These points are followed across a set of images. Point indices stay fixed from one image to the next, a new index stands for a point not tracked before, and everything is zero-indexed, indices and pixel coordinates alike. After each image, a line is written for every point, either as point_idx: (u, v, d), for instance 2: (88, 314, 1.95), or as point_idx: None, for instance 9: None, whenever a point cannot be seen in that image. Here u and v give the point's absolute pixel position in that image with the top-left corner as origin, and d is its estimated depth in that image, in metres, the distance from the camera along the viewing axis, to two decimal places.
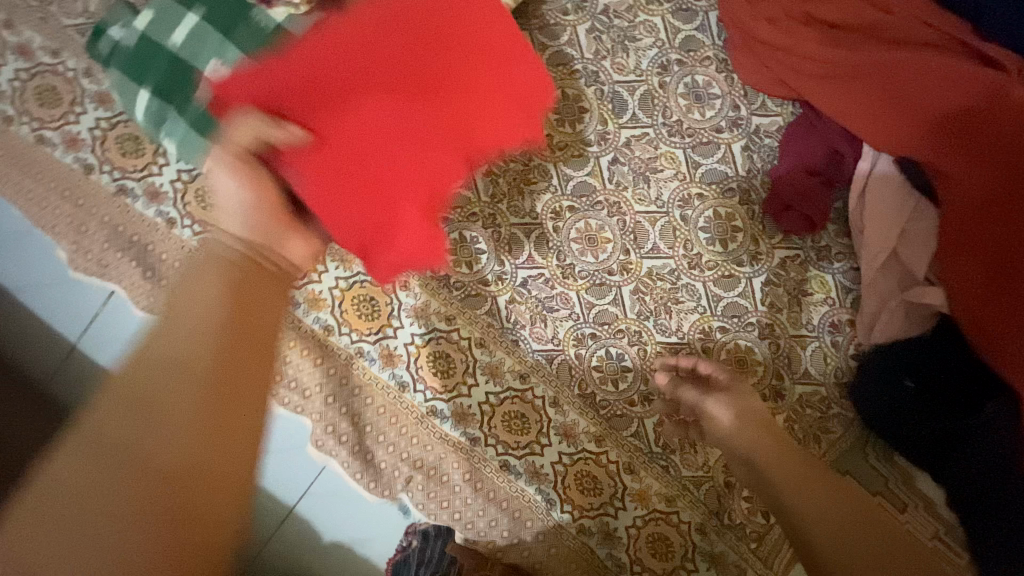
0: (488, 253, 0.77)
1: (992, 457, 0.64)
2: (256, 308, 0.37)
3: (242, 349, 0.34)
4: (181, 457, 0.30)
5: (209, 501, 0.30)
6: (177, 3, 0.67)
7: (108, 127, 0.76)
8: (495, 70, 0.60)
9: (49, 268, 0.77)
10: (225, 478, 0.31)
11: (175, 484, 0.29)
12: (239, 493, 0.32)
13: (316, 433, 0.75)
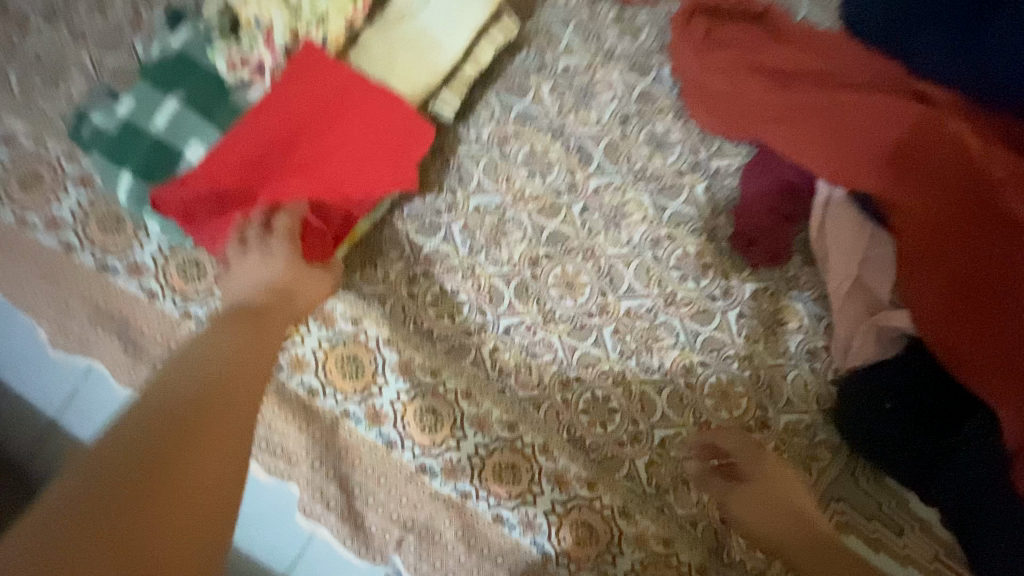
0: (469, 303, 0.78)
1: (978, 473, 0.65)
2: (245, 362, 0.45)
3: (238, 367, 0.43)
4: (197, 486, 0.35)
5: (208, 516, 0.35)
6: (156, 89, 0.70)
7: (89, 206, 0.77)
8: (362, 114, 0.69)
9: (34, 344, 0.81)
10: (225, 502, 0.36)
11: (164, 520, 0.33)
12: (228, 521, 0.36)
13: (304, 499, 0.74)
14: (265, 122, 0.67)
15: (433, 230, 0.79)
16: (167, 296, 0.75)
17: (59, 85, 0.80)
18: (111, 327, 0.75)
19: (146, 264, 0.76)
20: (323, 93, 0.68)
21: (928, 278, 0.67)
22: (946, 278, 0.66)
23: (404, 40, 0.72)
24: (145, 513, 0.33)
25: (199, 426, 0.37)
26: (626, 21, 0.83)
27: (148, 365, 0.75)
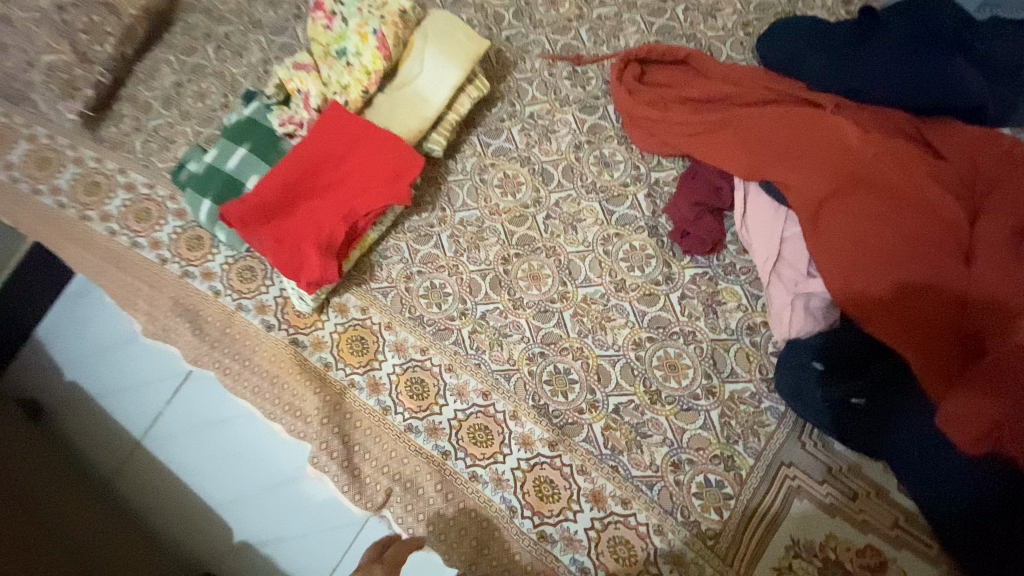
0: (453, 294, 0.96)
1: None
2: None
3: None
4: None
5: None
6: (231, 142, 0.99)
7: (182, 231, 1.05)
8: (367, 152, 0.93)
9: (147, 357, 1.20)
10: None
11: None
12: None
13: (313, 450, 0.90)
14: (298, 162, 0.92)
15: (426, 238, 1.00)
16: (228, 292, 1.00)
17: (167, 148, 1.11)
18: (184, 316, 1.00)
19: (216, 270, 1.02)
20: (341, 139, 0.93)
21: (837, 247, 0.77)
22: (849, 247, 0.76)
23: (404, 99, 0.97)
24: None
25: None
26: (579, 74, 1.05)
27: (208, 345, 0.97)
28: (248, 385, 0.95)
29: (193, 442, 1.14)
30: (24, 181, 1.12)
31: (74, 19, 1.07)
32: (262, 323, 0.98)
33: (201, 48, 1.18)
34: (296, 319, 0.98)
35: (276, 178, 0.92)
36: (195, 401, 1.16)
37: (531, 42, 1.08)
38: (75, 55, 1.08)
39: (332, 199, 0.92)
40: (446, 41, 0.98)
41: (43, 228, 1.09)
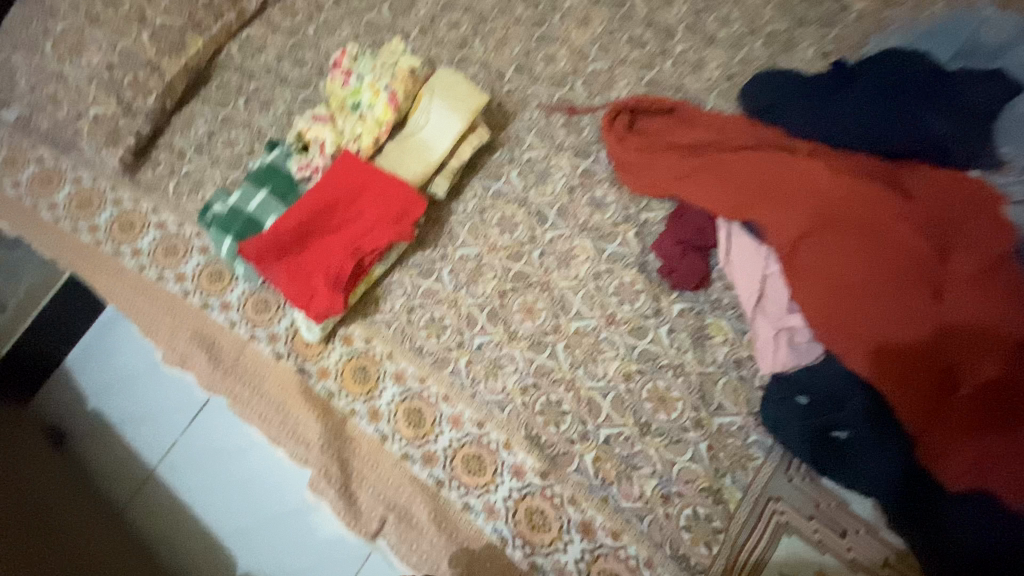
0: (452, 326, 1.01)
1: None
2: None
3: None
4: None
5: None
6: (253, 185, 1.09)
7: (204, 265, 1.14)
8: (375, 195, 1.01)
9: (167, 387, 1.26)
10: None
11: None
12: None
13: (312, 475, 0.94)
14: (312, 204, 1.00)
15: (428, 273, 1.06)
16: (243, 323, 1.07)
17: (197, 191, 1.22)
18: (201, 344, 1.06)
19: (233, 302, 1.09)
20: (351, 182, 1.02)
21: (820, 286, 0.81)
22: (832, 286, 0.80)
23: (412, 146, 1.06)
24: None
25: None
26: (574, 123, 1.13)
27: (221, 373, 1.04)
28: (256, 411, 1.01)
29: (203, 471, 1.18)
30: (66, 220, 1.23)
31: (121, 77, 1.21)
32: (272, 352, 1.04)
33: (232, 102, 1.30)
34: (304, 349, 1.04)
35: (291, 218, 1.00)
36: (209, 430, 1.21)
37: (530, 95, 1.17)
38: (120, 108, 1.21)
39: (342, 237, 0.99)
40: (451, 95, 1.07)
41: (77, 261, 1.19)
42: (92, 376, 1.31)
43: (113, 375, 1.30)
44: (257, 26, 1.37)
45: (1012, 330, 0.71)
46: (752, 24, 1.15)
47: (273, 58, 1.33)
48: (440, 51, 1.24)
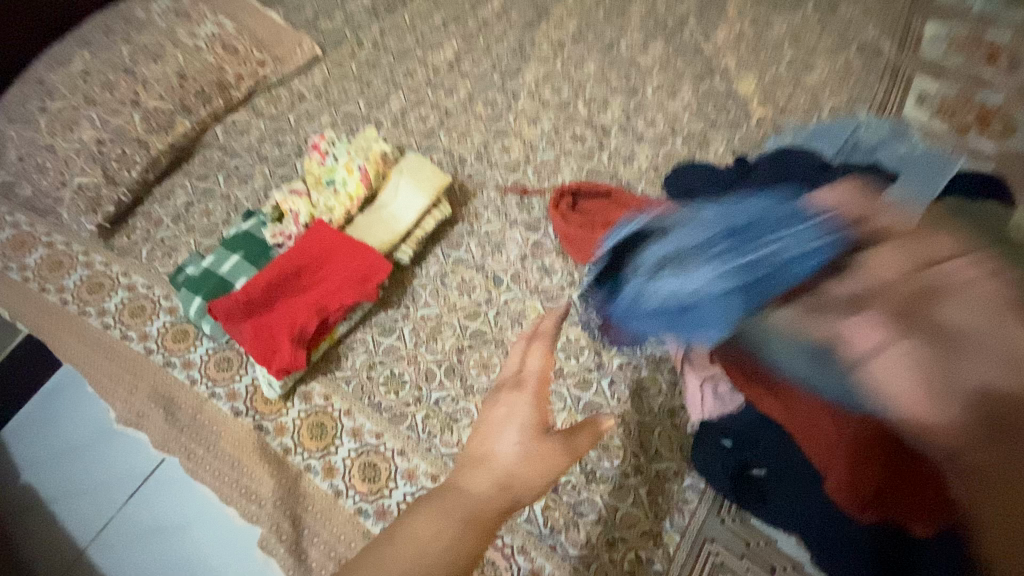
0: (410, 382, 1.07)
1: None
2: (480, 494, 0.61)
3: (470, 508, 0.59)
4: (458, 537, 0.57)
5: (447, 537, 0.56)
6: (228, 250, 1.16)
7: (170, 325, 1.18)
8: (343, 259, 1.10)
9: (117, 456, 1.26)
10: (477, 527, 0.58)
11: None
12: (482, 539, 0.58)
13: (263, 533, 0.95)
14: (281, 266, 1.08)
15: (390, 332, 1.13)
16: (204, 381, 1.10)
17: (170, 255, 1.28)
18: (159, 402, 1.08)
19: (196, 360, 1.12)
20: (321, 248, 1.11)
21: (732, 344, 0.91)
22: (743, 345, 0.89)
23: (380, 218, 1.17)
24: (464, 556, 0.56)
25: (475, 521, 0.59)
26: (526, 202, 1.29)
27: (177, 429, 1.05)
28: (209, 469, 1.01)
29: (138, 547, 1.16)
30: (35, 282, 1.28)
31: (109, 151, 1.31)
32: (231, 409, 1.06)
33: (213, 175, 1.40)
34: (263, 406, 1.06)
35: (260, 279, 1.07)
36: (154, 502, 1.21)
37: (488, 177, 1.33)
38: (104, 179, 1.30)
39: (307, 298, 1.07)
40: (416, 175, 1.21)
41: (43, 320, 1.22)
42: (29, 440, 1.28)
43: (54, 439, 1.28)
44: (243, 111, 1.52)
45: None
46: (674, 125, 1.37)
47: (255, 139, 1.46)
48: (409, 139, 1.41)
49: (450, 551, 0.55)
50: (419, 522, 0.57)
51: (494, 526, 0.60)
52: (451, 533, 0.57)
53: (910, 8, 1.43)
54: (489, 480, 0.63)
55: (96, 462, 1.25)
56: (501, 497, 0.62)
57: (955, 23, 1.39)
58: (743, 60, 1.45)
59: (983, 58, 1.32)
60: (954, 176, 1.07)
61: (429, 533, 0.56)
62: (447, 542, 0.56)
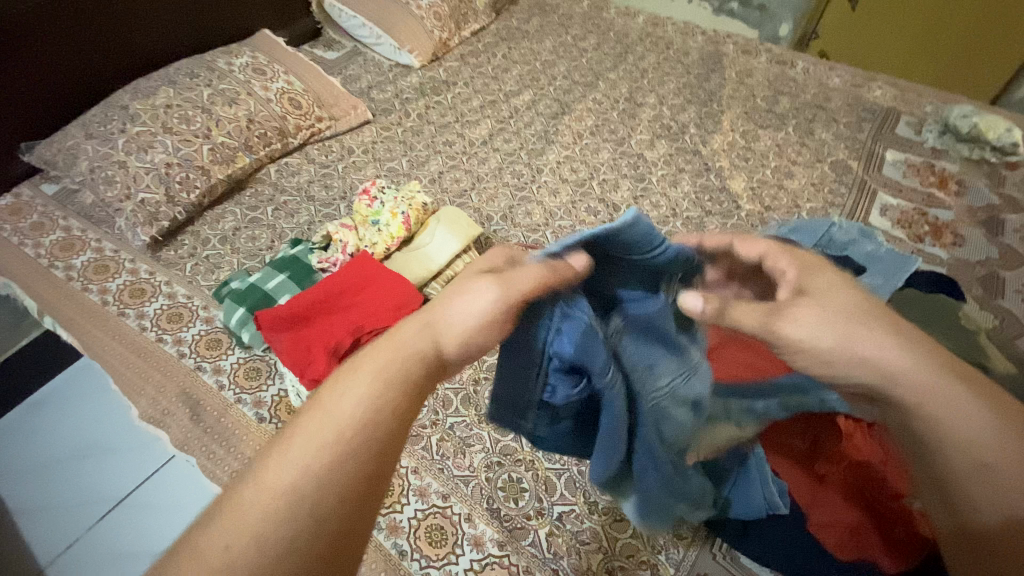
0: (428, 406, 1.15)
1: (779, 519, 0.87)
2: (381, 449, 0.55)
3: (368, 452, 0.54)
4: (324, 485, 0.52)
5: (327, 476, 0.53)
6: (274, 269, 1.28)
7: (205, 333, 1.25)
8: (381, 289, 1.21)
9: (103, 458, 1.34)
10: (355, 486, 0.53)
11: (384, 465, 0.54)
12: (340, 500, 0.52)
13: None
14: (324, 289, 1.20)
15: None
16: (232, 387, 1.16)
17: (214, 270, 1.38)
18: (186, 403, 1.14)
19: (226, 366, 1.19)
20: (362, 278, 1.23)
21: None
22: None
23: (416, 257, 1.32)
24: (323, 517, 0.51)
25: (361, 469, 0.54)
26: None
27: (201, 429, 1.10)
28: (227, 470, 1.06)
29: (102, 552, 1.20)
30: (78, 281, 1.35)
31: (174, 174, 1.45)
32: (255, 415, 1.11)
33: (262, 207, 1.54)
34: (286, 415, 1.12)
35: (305, 298, 1.18)
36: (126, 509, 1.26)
37: (511, 235, 1.49)
38: (165, 198, 1.43)
39: (344, 321, 1.16)
40: (452, 224, 1.36)
41: (78, 317, 1.29)
42: (19, 445, 1.37)
43: (41, 446, 1.37)
44: (296, 156, 1.69)
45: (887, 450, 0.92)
46: (676, 209, 1.58)
47: (304, 180, 1.62)
48: (444, 197, 1.59)
49: (363, 392, 0.57)
50: (330, 389, 0.58)
51: (428, 365, 0.61)
52: (369, 385, 0.57)
53: (875, 136, 1.70)
54: (400, 333, 0.63)
55: (79, 471, 1.32)
56: (419, 340, 0.62)
57: (912, 151, 1.65)
58: (736, 164, 1.69)
59: (935, 182, 1.57)
60: (912, 273, 1.26)
61: (347, 389, 0.57)
62: (377, 387, 0.57)
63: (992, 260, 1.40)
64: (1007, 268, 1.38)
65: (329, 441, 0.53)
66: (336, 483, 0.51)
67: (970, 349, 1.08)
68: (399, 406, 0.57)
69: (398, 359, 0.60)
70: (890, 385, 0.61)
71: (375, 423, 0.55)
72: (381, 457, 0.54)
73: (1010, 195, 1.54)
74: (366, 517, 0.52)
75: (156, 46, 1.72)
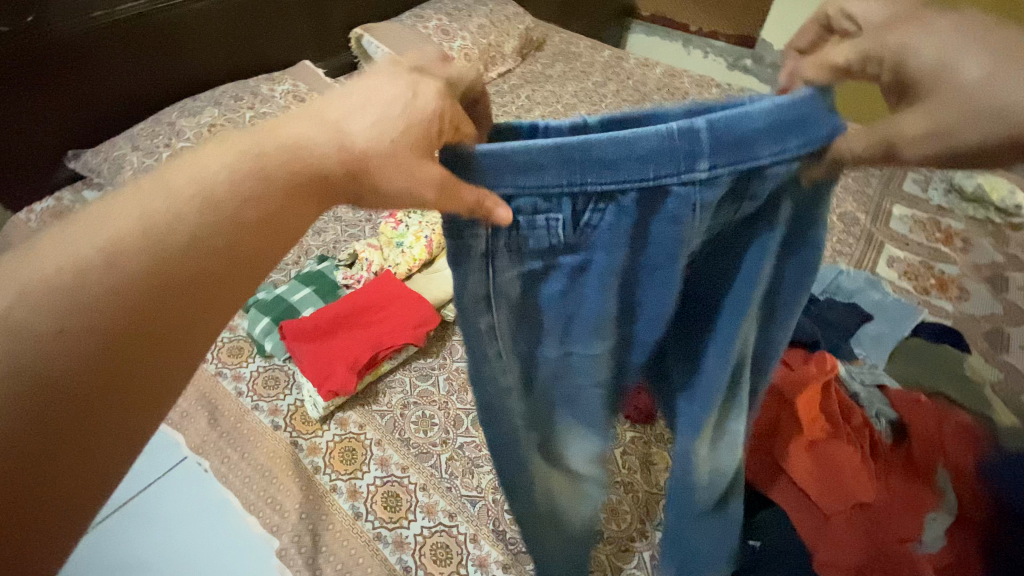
0: (439, 424, 1.17)
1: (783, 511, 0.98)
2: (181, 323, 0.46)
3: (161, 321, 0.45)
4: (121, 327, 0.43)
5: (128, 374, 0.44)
6: (300, 283, 1.34)
7: (229, 340, 1.28)
8: (400, 307, 1.25)
9: None
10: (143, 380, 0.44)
11: (152, 365, 0.45)
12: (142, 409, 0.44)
13: (283, 543, 1.00)
14: (346, 304, 1.24)
15: (426, 376, 1.25)
16: (250, 394, 1.18)
17: None
18: (204, 407, 1.16)
19: (246, 373, 1.22)
20: (384, 296, 1.27)
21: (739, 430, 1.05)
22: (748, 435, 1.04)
23: (436, 280, 1.37)
24: (92, 411, 0.42)
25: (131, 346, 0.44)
26: None
27: (218, 433, 1.13)
28: (240, 475, 1.08)
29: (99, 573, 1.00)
30: None
31: None
32: (271, 422, 1.14)
33: None
34: (301, 425, 1.15)
35: (327, 312, 1.22)
36: (129, 534, 1.05)
37: None
38: None
39: (363, 336, 1.20)
40: None
41: None
42: None
43: None
44: None
45: (884, 488, 0.97)
46: None
47: None
48: None
49: (186, 214, 0.46)
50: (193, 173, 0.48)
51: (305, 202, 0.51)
52: (236, 178, 0.48)
53: (883, 190, 1.73)
54: (282, 152, 0.50)
55: None
56: (237, 196, 0.48)
57: (919, 208, 1.69)
58: None
59: (941, 238, 1.61)
60: (917, 324, 1.28)
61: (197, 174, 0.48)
62: (229, 197, 0.48)
63: (997, 315, 1.44)
64: (1012, 324, 1.43)
65: (52, 302, 0.42)
66: (122, 300, 0.43)
67: (975, 400, 1.09)
68: (164, 275, 0.45)
69: (174, 226, 0.46)
70: (991, 121, 0.40)
71: (117, 296, 0.43)
72: (107, 351, 0.43)
73: (1014, 254, 1.58)
74: (116, 413, 0.43)
75: (218, 75, 1.75)
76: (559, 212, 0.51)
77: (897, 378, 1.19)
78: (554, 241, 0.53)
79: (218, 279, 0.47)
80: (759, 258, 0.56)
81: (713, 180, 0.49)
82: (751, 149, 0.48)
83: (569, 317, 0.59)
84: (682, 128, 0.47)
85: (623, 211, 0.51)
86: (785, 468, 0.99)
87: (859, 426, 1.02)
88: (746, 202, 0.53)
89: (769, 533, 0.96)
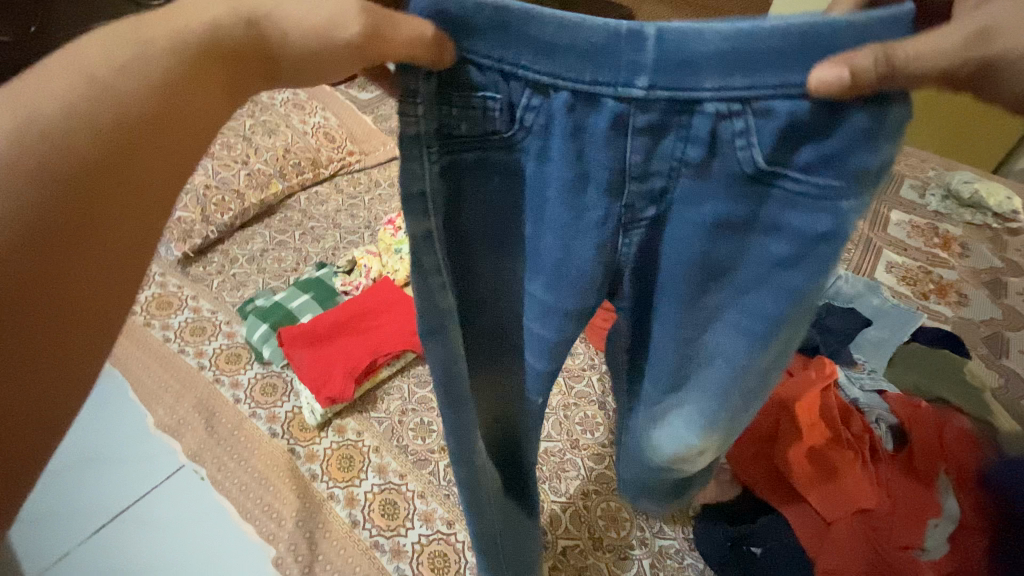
0: (437, 431, 1.16)
1: (781, 516, 0.97)
2: (117, 219, 0.37)
3: (90, 213, 0.36)
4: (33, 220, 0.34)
5: (66, 284, 0.35)
6: (299, 289, 1.34)
7: (227, 347, 1.27)
8: (399, 315, 1.25)
9: (104, 473, 1.12)
10: (82, 291, 0.36)
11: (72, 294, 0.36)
12: (93, 315, 0.37)
13: (279, 552, 1.00)
14: (343, 311, 1.24)
15: (424, 383, 1.23)
16: (247, 401, 1.18)
17: (239, 287, 1.40)
18: (202, 414, 1.16)
19: (244, 380, 1.21)
20: (383, 304, 1.27)
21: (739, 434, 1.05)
22: (746, 438, 1.05)
23: None
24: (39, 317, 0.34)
25: (51, 241, 0.34)
26: None
27: (214, 440, 1.12)
28: (237, 482, 1.07)
29: None
30: None
31: (211, 196, 1.47)
32: (269, 430, 1.14)
33: (290, 231, 1.54)
34: (299, 432, 1.14)
35: (325, 319, 1.22)
36: (126, 541, 1.04)
37: None
38: (200, 217, 1.44)
39: (361, 343, 1.20)
40: None
41: None
42: None
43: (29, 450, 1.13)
44: (326, 186, 1.65)
45: (884, 494, 0.97)
46: None
47: (331, 208, 1.60)
48: None
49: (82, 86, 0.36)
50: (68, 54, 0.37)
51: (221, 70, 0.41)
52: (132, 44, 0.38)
53: (882, 195, 1.73)
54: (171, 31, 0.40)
55: (77, 485, 1.10)
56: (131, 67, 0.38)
57: (918, 213, 1.68)
58: None
59: (939, 243, 1.60)
60: (916, 329, 1.27)
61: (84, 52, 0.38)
62: (133, 54, 0.38)
63: (996, 320, 1.44)
64: (1011, 329, 1.42)
65: None
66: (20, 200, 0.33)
67: (976, 405, 1.08)
68: (86, 165, 0.35)
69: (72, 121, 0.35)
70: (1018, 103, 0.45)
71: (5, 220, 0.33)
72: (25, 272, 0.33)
73: (1012, 259, 1.58)
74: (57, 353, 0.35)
75: None
76: (496, 98, 0.47)
77: (896, 383, 1.19)
78: (496, 137, 0.49)
79: (152, 163, 0.38)
80: (687, 231, 0.52)
81: (647, 103, 0.46)
82: (697, 73, 0.44)
83: (502, 236, 0.55)
84: (632, 29, 0.44)
85: (555, 110, 0.47)
86: (783, 471, 0.99)
87: (859, 432, 1.02)
88: (693, 145, 0.48)
89: (767, 535, 0.95)
